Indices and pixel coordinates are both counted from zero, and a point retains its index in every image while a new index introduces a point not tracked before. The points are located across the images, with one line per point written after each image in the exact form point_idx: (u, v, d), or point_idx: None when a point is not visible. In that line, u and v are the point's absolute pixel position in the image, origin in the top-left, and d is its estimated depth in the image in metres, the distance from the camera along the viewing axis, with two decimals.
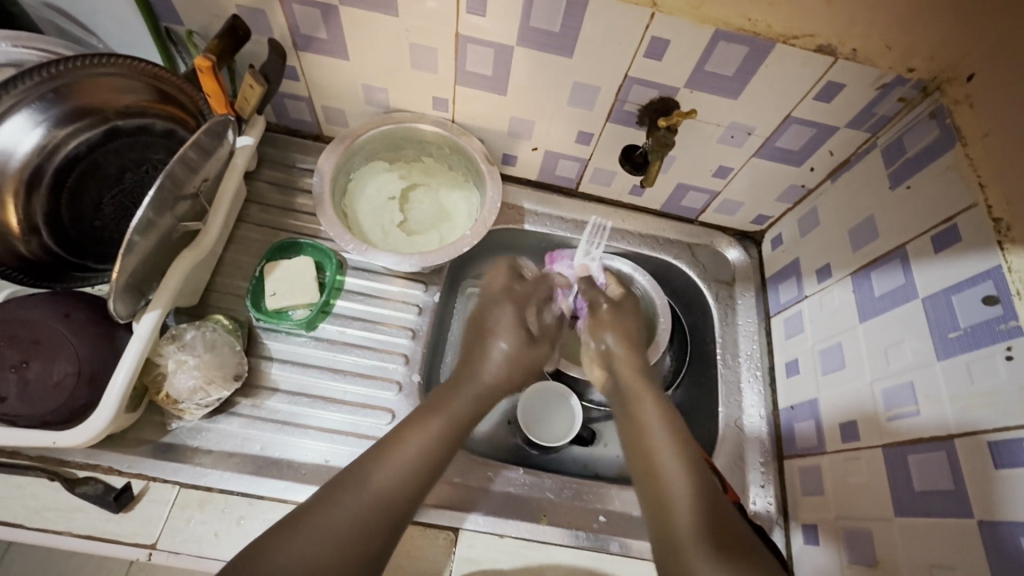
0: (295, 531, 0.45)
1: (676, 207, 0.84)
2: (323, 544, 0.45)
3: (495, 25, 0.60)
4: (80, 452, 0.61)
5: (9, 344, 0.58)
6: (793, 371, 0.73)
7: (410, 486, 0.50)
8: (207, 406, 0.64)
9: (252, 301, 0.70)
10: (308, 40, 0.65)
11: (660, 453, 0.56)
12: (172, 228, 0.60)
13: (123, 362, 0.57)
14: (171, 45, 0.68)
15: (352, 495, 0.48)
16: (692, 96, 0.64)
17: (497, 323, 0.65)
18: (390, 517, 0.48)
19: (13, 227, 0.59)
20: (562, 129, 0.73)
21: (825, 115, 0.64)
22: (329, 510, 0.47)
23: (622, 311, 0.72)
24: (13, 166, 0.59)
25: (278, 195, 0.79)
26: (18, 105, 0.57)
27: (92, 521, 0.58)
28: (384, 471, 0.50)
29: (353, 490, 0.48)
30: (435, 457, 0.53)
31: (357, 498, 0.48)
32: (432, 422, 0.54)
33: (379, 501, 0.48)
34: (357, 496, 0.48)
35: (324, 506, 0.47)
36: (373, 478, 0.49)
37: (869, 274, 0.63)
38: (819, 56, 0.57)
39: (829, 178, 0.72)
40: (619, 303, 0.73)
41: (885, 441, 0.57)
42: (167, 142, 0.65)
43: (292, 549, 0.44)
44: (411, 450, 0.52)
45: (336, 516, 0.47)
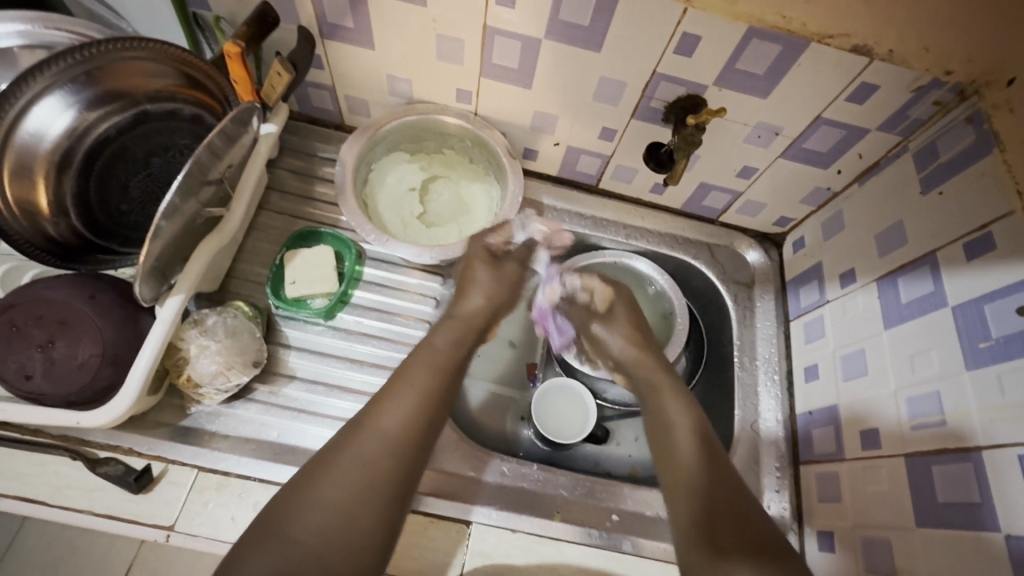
0: (319, 477, 0.52)
1: (697, 207, 0.84)
2: (344, 482, 0.52)
3: (523, 18, 0.59)
4: (102, 432, 0.62)
5: (36, 324, 0.59)
6: (812, 376, 0.72)
7: (411, 425, 0.57)
8: (227, 391, 0.64)
9: (272, 289, 0.71)
10: (334, 28, 0.65)
11: (681, 453, 0.62)
12: (196, 214, 0.60)
13: (147, 345, 0.57)
14: (198, 31, 0.68)
15: (360, 442, 0.55)
16: (720, 94, 0.63)
17: (474, 281, 0.72)
18: (398, 455, 0.55)
19: (44, 208, 0.60)
20: (585, 125, 0.72)
21: (856, 117, 0.63)
22: (341, 455, 0.54)
23: (618, 323, 0.75)
24: (44, 148, 0.59)
25: (298, 184, 0.79)
26: (50, 87, 0.56)
27: (111, 501, 0.59)
28: (384, 418, 0.57)
29: (360, 439, 0.55)
30: (429, 399, 0.60)
31: (366, 442, 0.55)
32: (418, 371, 0.61)
33: (385, 442, 0.55)
34: (366, 442, 0.55)
35: (336, 455, 0.54)
36: (374, 427, 0.56)
37: (896, 280, 0.62)
38: (853, 56, 0.56)
39: (855, 181, 0.71)
40: (608, 315, 0.76)
41: (906, 450, 0.56)
42: (192, 127, 0.66)
43: (319, 492, 0.51)
44: (405, 396, 0.59)
45: (350, 462, 0.53)
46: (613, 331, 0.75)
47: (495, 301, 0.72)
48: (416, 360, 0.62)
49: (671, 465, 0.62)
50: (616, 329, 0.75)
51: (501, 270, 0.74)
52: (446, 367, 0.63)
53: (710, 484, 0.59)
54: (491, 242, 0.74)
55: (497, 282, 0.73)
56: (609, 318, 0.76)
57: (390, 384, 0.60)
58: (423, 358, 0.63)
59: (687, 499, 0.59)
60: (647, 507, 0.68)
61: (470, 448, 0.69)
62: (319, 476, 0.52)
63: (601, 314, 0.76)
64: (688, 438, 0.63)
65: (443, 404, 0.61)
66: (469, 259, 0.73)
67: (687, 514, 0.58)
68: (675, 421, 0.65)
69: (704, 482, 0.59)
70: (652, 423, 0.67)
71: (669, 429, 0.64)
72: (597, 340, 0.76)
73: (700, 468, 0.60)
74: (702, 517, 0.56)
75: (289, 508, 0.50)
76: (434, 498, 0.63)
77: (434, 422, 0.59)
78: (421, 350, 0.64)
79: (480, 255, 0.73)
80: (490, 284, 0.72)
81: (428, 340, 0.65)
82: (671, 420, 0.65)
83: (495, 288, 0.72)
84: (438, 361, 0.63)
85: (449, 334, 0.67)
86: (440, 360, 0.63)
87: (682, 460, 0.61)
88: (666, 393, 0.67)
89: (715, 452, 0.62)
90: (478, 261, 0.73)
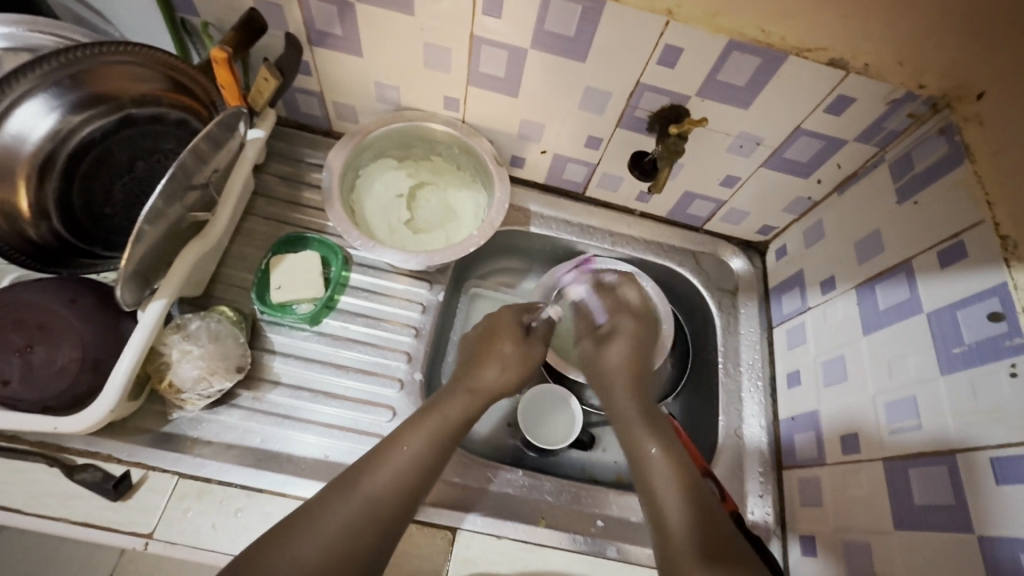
0: (296, 533, 0.50)
1: (682, 215, 0.85)
2: (320, 545, 0.49)
3: (509, 28, 0.60)
4: (80, 439, 0.61)
5: (15, 328, 0.58)
6: (794, 382, 0.73)
7: (403, 483, 0.55)
8: (209, 397, 0.64)
9: (257, 294, 0.70)
10: (322, 36, 0.65)
11: (660, 480, 0.59)
12: (181, 218, 0.60)
13: (128, 349, 0.57)
14: (186, 36, 0.68)
15: (344, 503, 0.52)
16: (703, 104, 0.65)
17: (497, 356, 0.68)
18: (377, 524, 0.52)
19: (25, 211, 0.60)
20: (572, 133, 0.73)
21: (835, 128, 0.64)
22: (320, 514, 0.51)
23: (618, 341, 0.73)
24: (27, 150, 0.59)
25: (285, 189, 0.79)
26: (33, 90, 0.56)
27: (90, 508, 0.58)
28: (372, 485, 0.54)
29: (350, 494, 0.53)
30: (424, 464, 0.57)
31: (347, 505, 0.52)
32: (415, 438, 0.58)
33: (371, 506, 0.53)
34: (347, 506, 0.52)
35: (315, 514, 0.51)
36: (366, 483, 0.54)
37: (874, 287, 0.63)
38: (830, 70, 0.57)
39: (835, 191, 0.72)
40: (614, 333, 0.73)
41: (885, 454, 0.57)
42: (179, 132, 0.65)
43: (292, 549, 0.49)
44: (401, 455, 0.56)
45: (330, 521, 0.51)
46: (603, 349, 0.73)
47: (519, 377, 0.68)
48: (415, 427, 0.59)
49: (654, 497, 0.58)
50: (616, 349, 0.72)
51: (529, 347, 0.70)
52: (451, 436, 0.60)
53: (693, 514, 0.56)
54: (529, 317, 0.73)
55: (523, 360, 0.69)
56: (605, 338, 0.74)
57: (391, 435, 0.58)
58: (424, 424, 0.59)
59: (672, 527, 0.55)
60: (632, 513, 0.68)
61: (455, 455, 0.69)
62: (299, 532, 0.50)
63: (603, 337, 0.74)
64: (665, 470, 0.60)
65: (440, 462, 0.58)
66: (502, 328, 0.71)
67: (670, 539, 0.55)
68: (650, 448, 0.62)
69: (685, 512, 0.56)
70: (631, 459, 0.63)
71: (645, 458, 0.61)
72: (585, 357, 0.75)
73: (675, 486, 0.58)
74: (682, 528, 0.55)
75: (260, 562, 0.48)
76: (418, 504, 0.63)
77: (428, 480, 0.57)
78: (423, 416, 0.60)
79: (510, 328, 0.70)
80: (515, 362, 0.68)
81: (438, 408, 0.61)
82: (648, 454, 0.61)
83: (518, 365, 0.68)
84: (448, 424, 0.60)
85: (462, 408, 0.62)
86: (444, 424, 0.60)
87: (661, 490, 0.58)
88: (641, 428, 0.64)
89: (689, 471, 0.60)
90: (507, 333, 0.70)
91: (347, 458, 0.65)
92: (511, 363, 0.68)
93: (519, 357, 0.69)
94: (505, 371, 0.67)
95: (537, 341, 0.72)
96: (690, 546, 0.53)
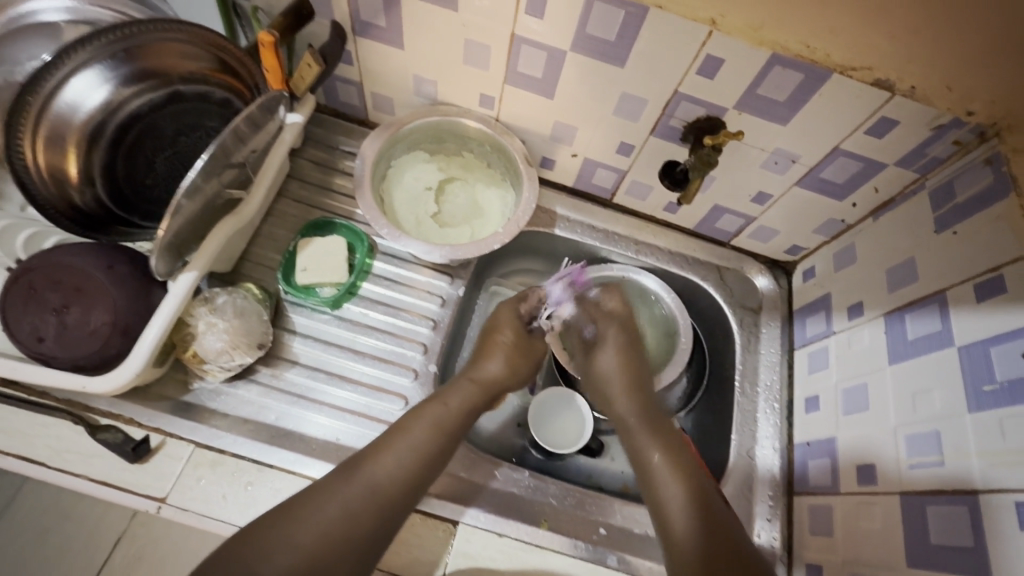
0: (293, 517, 0.51)
1: (709, 228, 0.84)
2: (316, 530, 0.50)
3: (550, 30, 0.60)
4: (105, 400, 0.63)
5: (54, 288, 0.60)
6: (812, 407, 0.71)
7: (404, 474, 0.56)
8: (230, 369, 0.65)
9: (284, 275, 0.72)
10: (366, 26, 0.66)
11: (663, 486, 0.62)
12: (217, 194, 0.61)
13: (158, 317, 0.58)
14: (235, 19, 0.70)
15: (342, 489, 0.53)
16: (740, 118, 0.64)
17: (496, 346, 0.73)
18: (375, 509, 0.53)
19: (73, 178, 0.62)
20: (604, 138, 0.73)
21: (874, 151, 0.63)
22: (318, 499, 0.52)
23: (607, 347, 0.75)
24: (78, 120, 0.60)
25: (317, 174, 0.81)
26: (89, 61, 0.58)
27: (108, 468, 0.60)
28: (371, 472, 0.55)
29: (349, 481, 0.54)
30: (424, 456, 0.57)
31: (346, 491, 0.53)
32: (417, 427, 0.59)
33: (368, 493, 0.53)
34: (350, 490, 0.53)
35: (317, 495, 0.53)
36: (365, 471, 0.55)
37: (904, 316, 0.62)
38: (875, 90, 0.56)
39: (870, 216, 0.71)
40: (602, 341, 0.76)
41: (902, 489, 0.56)
42: (222, 111, 0.67)
43: (287, 533, 0.50)
44: (403, 446, 0.57)
45: (327, 507, 0.52)
46: (595, 359, 0.75)
47: (514, 367, 0.72)
48: (418, 417, 0.60)
49: (662, 506, 0.60)
50: (605, 356, 0.74)
51: (529, 343, 0.76)
52: (451, 429, 0.61)
53: (697, 521, 0.58)
54: (522, 313, 0.77)
55: (519, 351, 0.74)
56: (597, 346, 0.76)
57: (395, 425, 0.59)
58: (425, 414, 0.61)
59: (676, 531, 0.58)
60: (635, 524, 0.67)
61: (462, 449, 0.69)
62: (296, 516, 0.51)
63: (592, 346, 0.77)
64: (669, 475, 0.62)
65: (442, 457, 0.59)
66: (498, 324, 0.75)
67: (676, 547, 0.57)
68: (651, 457, 0.65)
69: (689, 518, 0.58)
70: (641, 468, 0.65)
71: (652, 467, 0.64)
72: (582, 373, 0.77)
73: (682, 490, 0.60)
74: (693, 546, 0.56)
75: (256, 544, 0.49)
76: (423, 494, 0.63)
77: (429, 472, 0.58)
78: (426, 405, 0.62)
79: (511, 323, 0.75)
80: (514, 351, 0.73)
81: (442, 398, 0.63)
82: (649, 459, 0.65)
83: (512, 357, 0.72)
84: (447, 420, 0.61)
85: (466, 397, 0.65)
86: (444, 419, 0.61)
87: (669, 495, 0.61)
88: (643, 433, 0.68)
89: (696, 479, 0.62)
90: (507, 326, 0.75)
91: (355, 442, 0.66)
92: (510, 349, 0.73)
93: (519, 349, 0.74)
94: (506, 363, 0.71)
95: (536, 340, 0.77)
96: (696, 554, 0.55)
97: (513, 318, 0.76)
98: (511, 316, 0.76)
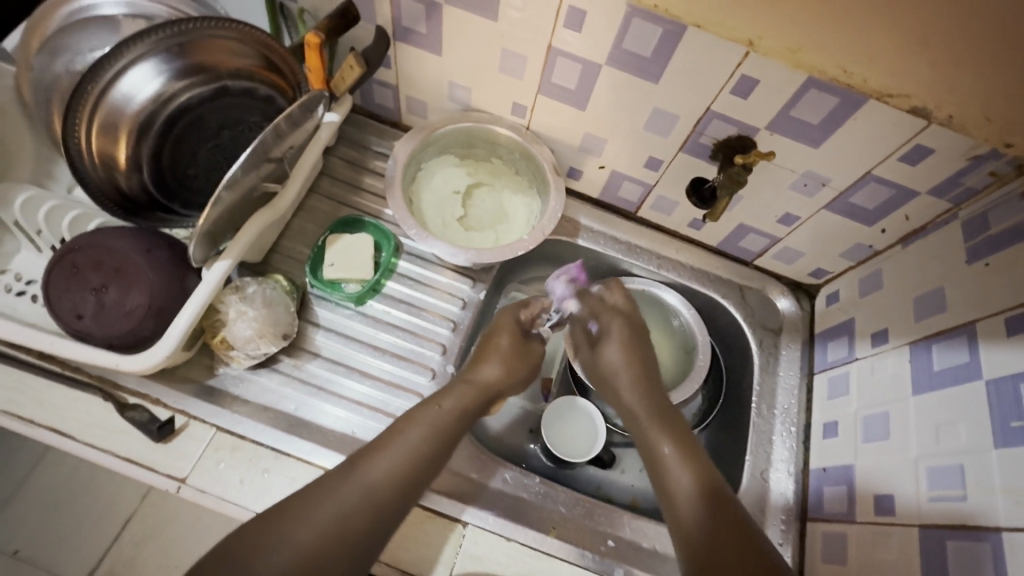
0: (289, 517, 0.51)
1: (733, 247, 0.83)
2: (312, 531, 0.50)
3: (588, 43, 0.61)
4: (134, 379, 0.65)
5: (95, 267, 0.62)
6: (830, 433, 0.70)
7: (400, 476, 0.56)
8: (255, 357, 0.67)
9: (311, 268, 0.74)
10: (407, 32, 0.68)
11: (673, 469, 0.61)
12: (254, 187, 0.63)
13: (191, 302, 0.60)
14: (282, 20, 0.73)
15: (338, 490, 0.53)
16: (771, 138, 0.64)
17: (496, 348, 0.71)
18: (371, 511, 0.53)
19: (121, 163, 0.65)
20: (633, 151, 0.74)
21: (907, 178, 0.63)
22: (315, 499, 0.52)
23: (610, 341, 0.75)
24: (131, 110, 0.63)
25: (348, 172, 0.83)
26: (145, 54, 0.61)
27: (133, 445, 0.62)
28: (369, 473, 0.55)
29: (346, 482, 0.54)
30: (421, 460, 0.57)
31: (343, 492, 0.53)
32: (413, 430, 0.59)
33: (365, 495, 0.53)
34: (346, 491, 0.53)
35: (313, 495, 0.53)
36: (362, 472, 0.55)
37: (930, 346, 0.61)
38: (911, 117, 0.56)
39: (899, 243, 0.70)
40: (605, 335, 0.76)
41: (922, 521, 0.55)
42: (265, 107, 0.69)
43: (283, 533, 0.50)
44: (400, 447, 0.57)
45: (324, 507, 0.52)
46: (599, 352, 0.75)
47: (511, 372, 0.70)
48: (416, 420, 0.60)
49: (669, 491, 0.60)
50: (610, 349, 0.74)
51: (526, 348, 0.74)
52: (448, 433, 0.61)
53: (705, 507, 0.57)
54: (523, 317, 0.75)
55: (518, 355, 0.72)
56: (601, 339, 0.76)
57: (393, 426, 0.60)
58: (423, 416, 0.60)
59: (683, 515, 0.57)
60: (643, 539, 0.67)
61: (475, 451, 0.70)
62: (293, 515, 0.51)
63: (596, 340, 0.77)
64: (677, 459, 0.61)
65: (438, 460, 0.59)
66: (497, 327, 0.74)
67: (684, 535, 0.56)
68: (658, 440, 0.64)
69: (697, 502, 0.57)
70: (646, 456, 0.65)
71: (659, 452, 0.63)
72: (585, 364, 0.77)
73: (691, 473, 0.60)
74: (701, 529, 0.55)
75: (253, 543, 0.49)
76: (434, 493, 0.64)
77: (427, 475, 0.57)
78: (424, 408, 0.62)
79: (510, 328, 0.73)
80: (511, 356, 0.71)
81: (439, 399, 0.63)
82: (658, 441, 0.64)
83: (510, 361, 0.70)
84: (443, 422, 0.61)
85: (461, 399, 0.64)
86: (441, 423, 0.61)
87: (677, 479, 0.60)
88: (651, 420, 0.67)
89: (704, 465, 0.61)
90: (505, 331, 0.73)
91: (371, 436, 0.67)
92: (509, 352, 0.71)
93: (517, 354, 0.72)
94: (504, 368, 0.69)
95: (534, 344, 0.75)
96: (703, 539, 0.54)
97: (514, 323, 0.74)
98: (512, 320, 0.74)
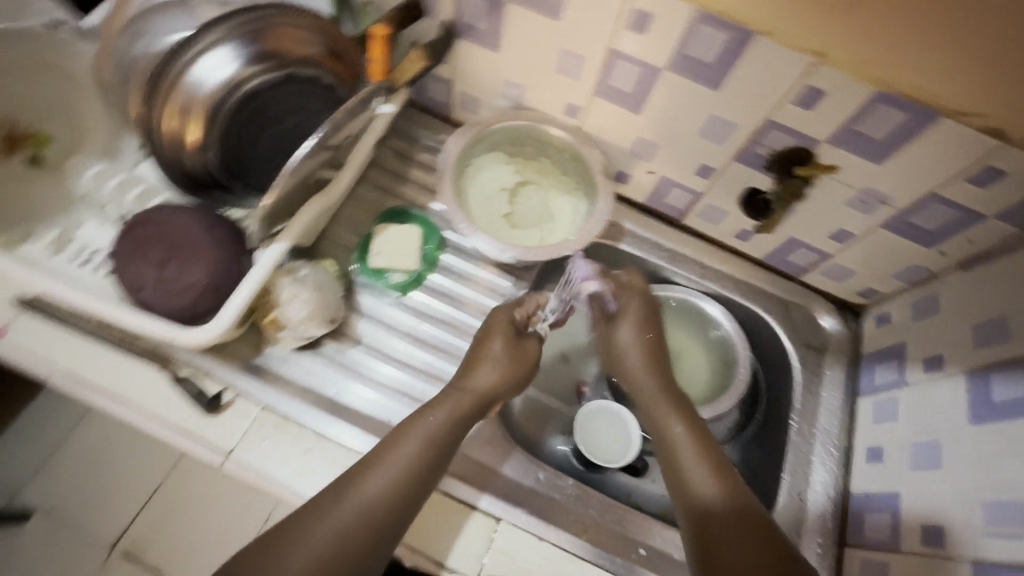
0: (286, 541, 0.51)
1: (780, 261, 0.82)
2: (309, 555, 0.51)
3: (650, 46, 0.61)
4: (187, 352, 0.66)
5: (157, 243, 0.65)
6: (875, 458, 0.68)
7: (394, 493, 0.55)
8: (304, 339, 0.68)
9: (359, 255, 0.76)
10: (468, 28, 0.69)
11: (688, 457, 0.61)
12: (312, 173, 0.64)
13: (248, 281, 0.62)
14: (347, 12, 0.74)
15: (333, 513, 0.53)
16: (833, 152, 0.63)
17: (488, 353, 0.67)
18: (367, 533, 0.53)
19: (190, 144, 0.68)
20: (685, 158, 0.73)
21: (974, 200, 0.60)
22: (310, 524, 0.52)
23: (625, 322, 0.73)
24: (204, 92, 0.66)
25: (398, 164, 0.84)
26: (224, 38, 0.64)
27: (184, 416, 0.64)
28: (362, 494, 0.54)
29: (339, 507, 0.53)
30: (416, 473, 0.57)
31: (337, 514, 0.53)
32: (405, 444, 0.58)
33: (360, 517, 0.53)
34: (340, 513, 0.53)
35: (307, 518, 0.53)
36: (356, 495, 0.54)
37: (988, 377, 0.58)
38: (985, 137, 0.54)
39: (958, 267, 0.67)
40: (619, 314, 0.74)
41: (973, 556, 0.52)
42: (326, 95, 0.70)
43: (280, 559, 0.50)
44: (394, 464, 0.56)
45: (320, 531, 0.52)
46: (616, 328, 0.74)
47: (508, 376, 0.67)
48: (407, 433, 0.59)
49: (682, 476, 0.60)
50: (624, 331, 0.73)
51: (522, 345, 0.69)
52: (442, 444, 0.60)
53: (723, 493, 0.57)
54: (517, 315, 0.70)
55: (512, 358, 0.68)
56: (616, 318, 0.74)
57: (385, 442, 0.59)
58: (416, 429, 0.59)
59: (699, 499, 0.58)
60: (675, 550, 0.66)
61: (509, 448, 0.70)
62: (290, 540, 0.51)
63: (613, 317, 0.75)
64: (690, 448, 0.62)
65: (434, 471, 0.58)
66: (490, 326, 0.69)
67: (700, 522, 0.56)
68: (672, 426, 0.64)
69: (716, 488, 0.58)
70: (658, 444, 0.65)
71: (672, 438, 0.64)
72: (602, 339, 0.76)
73: (706, 460, 0.60)
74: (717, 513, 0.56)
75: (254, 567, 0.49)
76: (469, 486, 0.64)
77: (423, 488, 0.57)
78: (415, 419, 0.60)
79: (503, 329, 0.69)
80: (505, 359, 0.67)
81: (432, 408, 0.62)
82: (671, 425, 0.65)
83: (507, 365, 0.67)
84: (438, 434, 0.60)
85: (454, 408, 0.62)
86: (436, 435, 0.60)
87: (691, 468, 0.60)
88: (665, 405, 0.67)
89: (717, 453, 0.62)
90: (498, 332, 0.69)
91: None
92: (502, 359, 0.67)
93: (512, 355, 0.68)
94: (497, 371, 0.66)
95: (530, 339, 0.71)
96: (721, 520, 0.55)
97: (509, 322, 0.70)
98: (507, 318, 0.70)
